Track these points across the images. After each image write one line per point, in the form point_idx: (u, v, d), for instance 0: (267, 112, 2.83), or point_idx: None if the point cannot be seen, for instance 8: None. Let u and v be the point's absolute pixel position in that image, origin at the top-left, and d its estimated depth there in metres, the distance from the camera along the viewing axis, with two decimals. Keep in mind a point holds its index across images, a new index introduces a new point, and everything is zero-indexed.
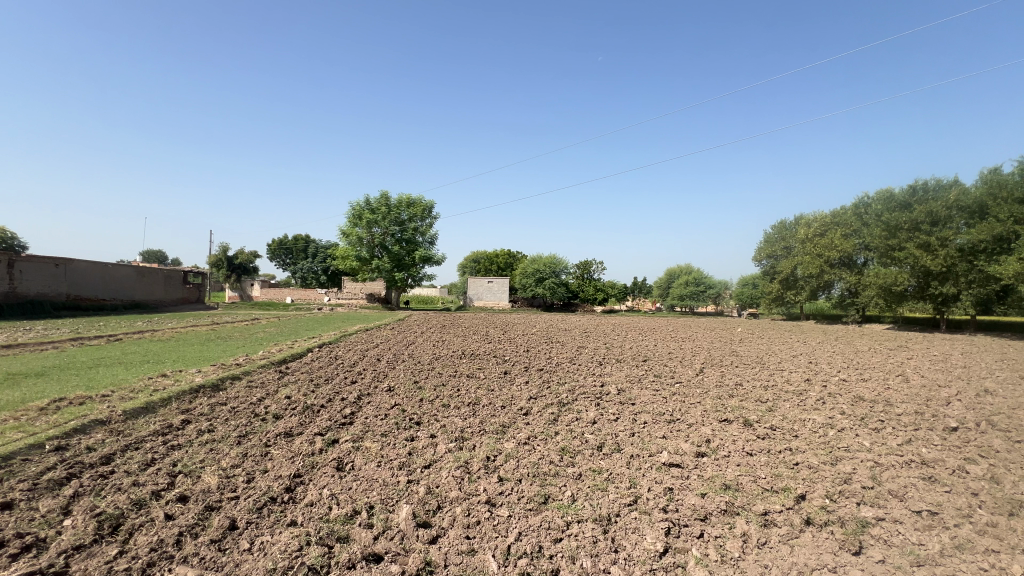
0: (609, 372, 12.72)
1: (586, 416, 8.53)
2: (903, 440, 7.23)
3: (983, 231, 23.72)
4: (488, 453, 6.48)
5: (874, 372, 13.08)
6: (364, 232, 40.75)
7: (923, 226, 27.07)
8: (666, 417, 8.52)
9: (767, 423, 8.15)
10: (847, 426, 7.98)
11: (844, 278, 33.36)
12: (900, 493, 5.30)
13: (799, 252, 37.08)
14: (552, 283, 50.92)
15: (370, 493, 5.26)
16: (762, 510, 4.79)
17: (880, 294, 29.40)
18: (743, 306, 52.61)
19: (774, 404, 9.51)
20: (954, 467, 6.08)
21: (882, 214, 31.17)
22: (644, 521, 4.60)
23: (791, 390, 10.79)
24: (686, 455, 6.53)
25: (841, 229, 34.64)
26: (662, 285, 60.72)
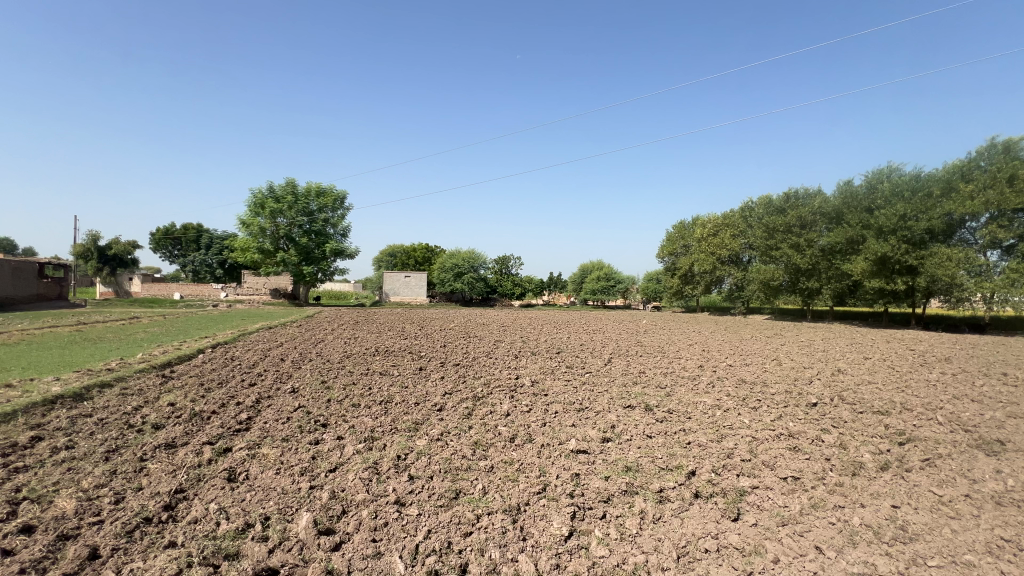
0: (524, 365, 13.00)
1: (499, 409, 8.64)
2: (776, 416, 8.22)
3: (840, 235, 27.66)
4: (399, 452, 6.30)
5: (754, 357, 14.78)
6: (267, 222, 37.58)
7: (794, 229, 31.02)
8: (575, 406, 8.92)
9: (665, 407, 8.86)
10: (732, 405, 8.91)
11: (733, 274, 37.27)
12: (772, 463, 6.01)
13: (696, 250, 40.59)
14: (471, 278, 50.81)
15: (266, 503, 4.86)
16: (657, 488, 5.18)
17: (761, 288, 33.31)
18: (648, 299, 56.58)
19: (671, 389, 10.36)
20: (812, 437, 7.05)
21: (762, 217, 35.19)
22: (552, 508, 4.74)
23: (686, 376, 11.82)
24: (592, 441, 6.87)
25: (730, 229, 38.50)
26: (576, 280, 63.20)
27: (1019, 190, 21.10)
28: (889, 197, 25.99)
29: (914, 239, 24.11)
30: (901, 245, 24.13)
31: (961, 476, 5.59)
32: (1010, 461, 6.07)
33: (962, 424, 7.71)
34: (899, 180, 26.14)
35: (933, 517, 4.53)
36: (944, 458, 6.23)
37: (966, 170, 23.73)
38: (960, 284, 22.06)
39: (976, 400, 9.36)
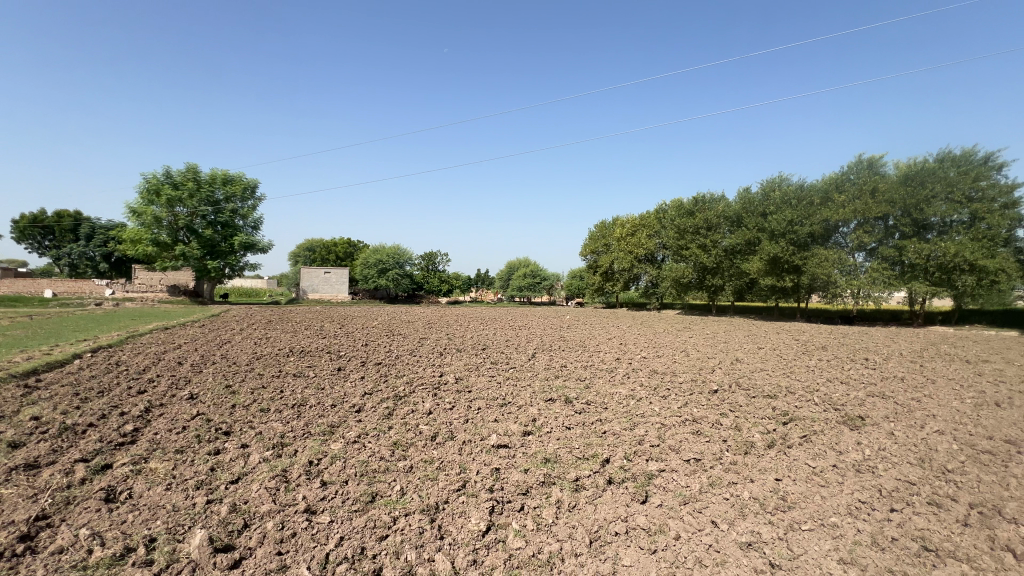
0: (448, 362, 12.88)
1: (422, 407, 8.48)
2: (683, 403, 8.87)
3: (740, 237, 30.48)
4: (311, 458, 5.95)
5: (666, 349, 15.85)
6: (163, 210, 33.73)
7: (701, 231, 33.64)
8: (499, 401, 9.00)
9: (583, 399, 9.22)
10: (644, 395, 9.48)
11: (648, 272, 39.66)
12: (678, 447, 6.46)
13: (615, 249, 42.60)
14: (395, 274, 49.22)
15: (152, 524, 4.36)
16: (574, 477, 5.36)
17: (673, 285, 35.78)
18: (572, 296, 58.53)
19: (591, 382, 10.81)
20: (713, 421, 7.69)
21: (674, 219, 37.76)
22: (471, 504, 4.74)
23: (605, 368, 12.40)
24: (513, 435, 6.96)
25: (646, 230, 40.84)
26: (503, 277, 63.67)
27: (878, 201, 24.60)
28: (780, 203, 29.06)
29: (799, 241, 27.12)
30: (789, 246, 27.10)
31: (831, 449, 6.39)
32: (869, 433, 7.05)
33: (833, 404, 8.82)
34: (788, 189, 29.32)
35: (807, 486, 5.13)
36: (818, 434, 7.08)
37: (839, 183, 27.16)
38: (834, 282, 25.25)
39: (844, 382, 10.75)
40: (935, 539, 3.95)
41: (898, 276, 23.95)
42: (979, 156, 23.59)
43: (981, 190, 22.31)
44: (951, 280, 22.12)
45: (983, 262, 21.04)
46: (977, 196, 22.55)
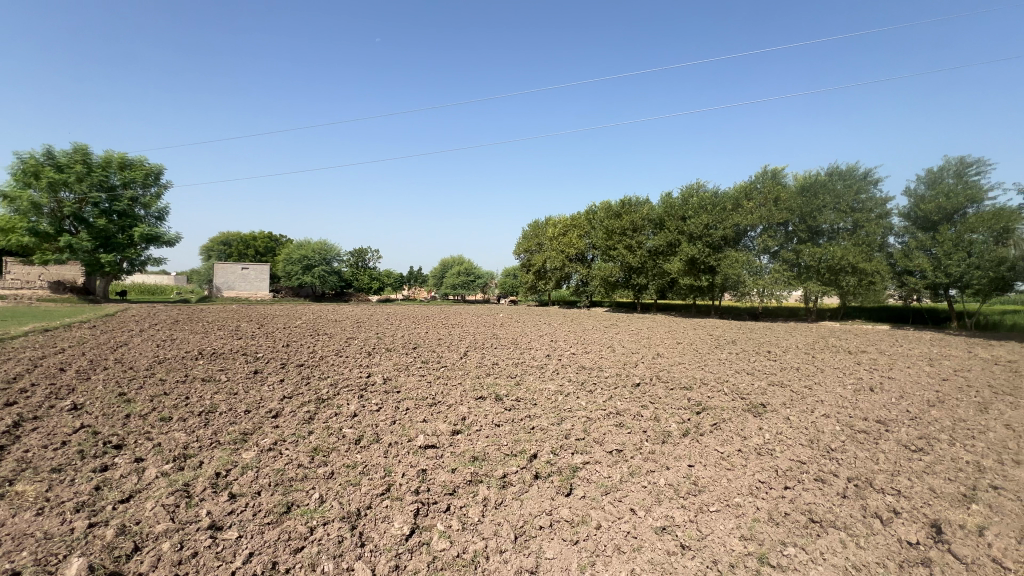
0: (376, 362, 12.45)
1: (346, 410, 8.11)
2: (607, 397, 9.24)
3: (662, 239, 32.36)
4: (219, 469, 5.47)
5: (594, 346, 16.43)
6: (43, 196, 29.46)
7: (628, 232, 35.26)
8: (428, 401, 8.83)
9: (513, 396, 9.30)
10: (572, 390, 9.76)
11: (579, 271, 40.92)
12: (601, 439, 6.72)
13: (548, 248, 43.41)
14: (322, 271, 46.52)
15: (15, 557, 3.77)
16: (501, 474, 5.39)
17: (601, 284, 37.20)
18: (506, 294, 58.98)
19: (521, 378, 10.95)
20: (634, 413, 8.08)
21: (603, 220, 39.23)
22: (395, 508, 4.60)
23: (535, 365, 12.61)
24: (442, 435, 6.86)
25: (577, 230, 42.00)
26: (437, 275, 62.70)
27: (780, 209, 27.20)
28: (697, 208, 31.19)
29: (713, 244, 29.57)
30: (705, 248, 29.57)
31: (737, 435, 6.95)
32: (769, 419, 7.76)
33: (740, 393, 9.62)
34: (705, 195, 31.53)
35: (716, 470, 5.55)
36: (727, 421, 7.68)
37: (748, 191, 29.67)
38: (743, 281, 27.60)
39: (750, 373, 11.77)
40: (820, 511, 4.42)
41: (796, 276, 26.65)
42: (861, 172, 26.84)
43: (862, 202, 25.49)
44: (838, 280, 24.99)
45: (863, 264, 23.97)
46: (859, 207, 25.66)
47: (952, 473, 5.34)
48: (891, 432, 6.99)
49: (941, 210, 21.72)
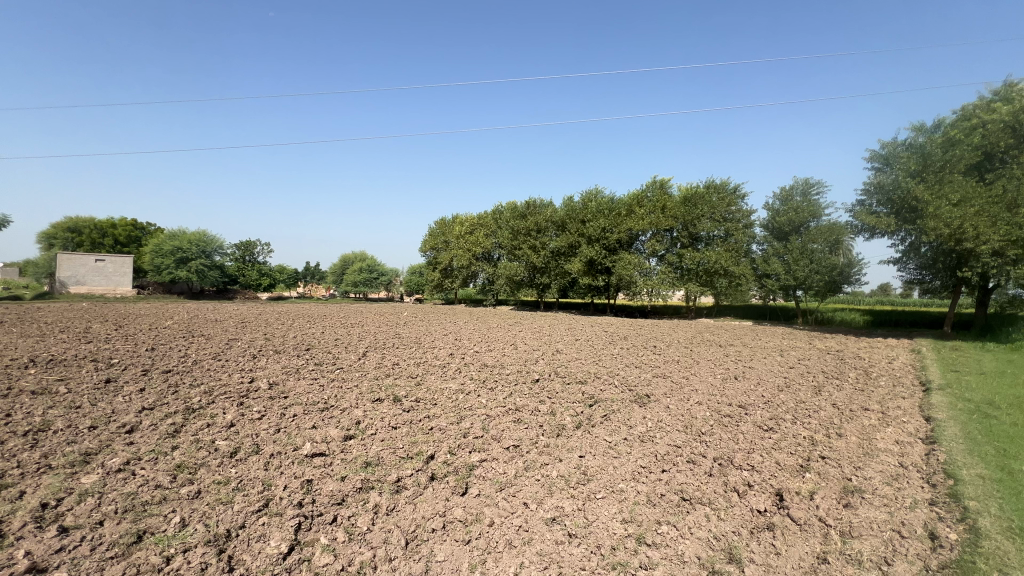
0: (262, 365, 11.35)
1: (222, 420, 7.27)
2: (507, 394, 9.39)
3: (565, 240, 33.84)
4: (47, 499, 4.57)
5: (498, 344, 16.62)
6: None
7: (532, 232, 36.31)
8: (319, 405, 8.25)
9: (413, 396, 9.06)
10: (473, 389, 9.77)
11: (486, 269, 41.17)
12: (499, 436, 6.80)
13: (454, 246, 43.08)
14: (201, 265, 41.12)
15: None
16: (395, 479, 5.20)
17: (507, 283, 37.81)
18: (411, 292, 57.48)
19: (422, 378, 10.70)
20: (532, 409, 8.30)
21: (508, 220, 39.89)
22: (273, 524, 4.21)
23: (438, 364, 12.41)
24: (333, 441, 6.45)
25: (483, 229, 42.20)
26: (336, 271, 59.14)
27: (666, 216, 29.93)
28: (595, 212, 33.07)
29: (609, 246, 31.66)
30: (602, 250, 31.63)
31: (623, 424, 7.48)
32: (652, 409, 8.46)
33: (628, 385, 10.35)
34: (602, 200, 33.53)
35: (604, 459, 5.90)
36: (616, 412, 8.22)
37: (640, 199, 32.16)
38: (635, 281, 29.88)
39: (638, 366, 12.75)
40: (689, 490, 4.90)
41: (678, 277, 29.49)
42: (732, 187, 30.42)
43: (732, 213, 28.93)
44: (713, 281, 28.14)
45: (732, 268, 27.29)
46: (730, 217, 29.10)
47: (793, 447, 6.25)
48: (750, 415, 7.98)
49: (791, 223, 25.42)
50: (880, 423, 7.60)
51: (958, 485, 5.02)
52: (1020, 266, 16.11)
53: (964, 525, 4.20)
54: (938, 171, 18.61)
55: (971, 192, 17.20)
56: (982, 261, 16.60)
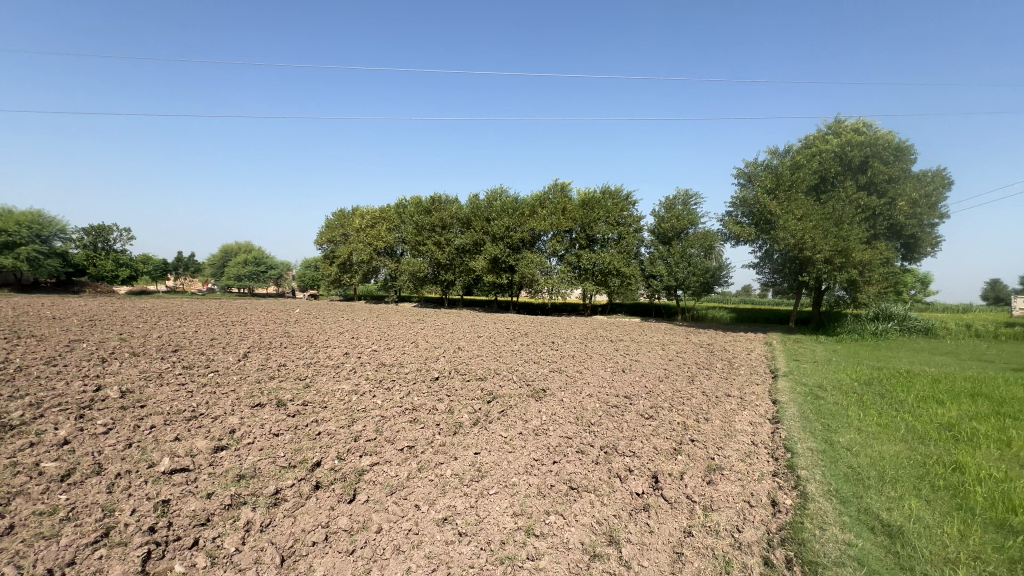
0: (113, 370, 9.71)
1: (52, 437, 6.05)
2: (404, 394, 9.10)
3: (469, 238, 33.87)
4: None
5: (397, 342, 16.07)
6: None
7: (437, 229, 35.77)
8: (185, 414, 7.25)
9: (300, 400, 8.38)
10: (368, 389, 9.31)
11: (387, 265, 39.60)
12: (393, 437, 6.55)
13: (354, 240, 40.87)
14: (33, 253, 33.99)
15: None
16: (273, 491, 4.75)
17: (410, 279, 36.78)
18: (304, 287, 53.37)
19: (311, 380, 9.95)
20: (429, 408, 8.14)
21: (412, 214, 38.78)
22: (114, 557, 3.59)
23: (330, 364, 11.64)
24: (200, 454, 5.71)
25: (385, 223, 40.41)
26: (215, 263, 52.85)
27: (566, 218, 31.37)
28: (500, 211, 33.55)
29: (513, 245, 32.34)
30: (506, 249, 32.23)
31: (519, 419, 7.65)
32: (547, 403, 8.76)
33: (526, 381, 10.63)
34: (507, 199, 34.05)
35: (499, 454, 5.97)
36: (513, 407, 8.38)
37: (542, 200, 33.27)
38: (537, 280, 30.91)
39: (536, 362, 13.16)
40: (577, 478, 5.14)
41: (576, 276, 31.02)
42: (625, 194, 32.60)
43: (624, 218, 30.52)
44: (607, 280, 30.03)
45: (623, 269, 29.08)
46: (623, 221, 30.72)
47: (668, 432, 6.87)
48: (634, 405, 8.63)
49: (674, 229, 27.97)
50: (738, 407, 8.69)
51: (794, 458, 5.89)
52: (842, 272, 19.43)
53: (796, 491, 4.93)
54: (787, 191, 21.73)
55: (810, 209, 20.39)
56: (817, 267, 19.74)
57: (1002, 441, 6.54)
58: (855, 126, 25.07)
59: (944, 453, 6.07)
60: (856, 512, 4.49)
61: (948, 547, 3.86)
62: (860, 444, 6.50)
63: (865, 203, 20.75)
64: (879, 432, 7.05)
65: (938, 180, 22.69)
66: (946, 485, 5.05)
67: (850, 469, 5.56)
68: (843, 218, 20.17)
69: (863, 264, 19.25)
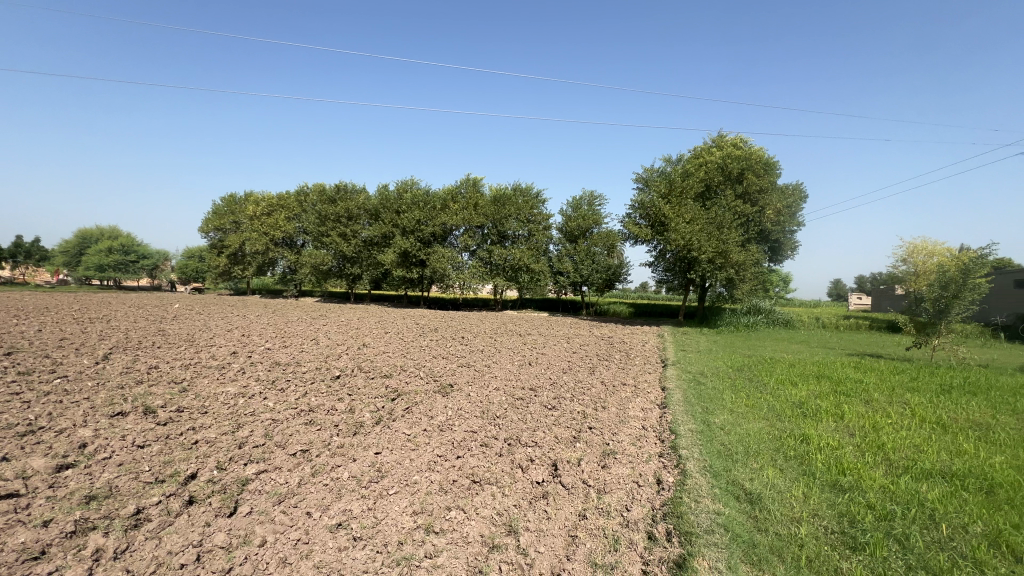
0: None
1: None
2: (300, 394, 8.48)
3: (377, 230, 32.58)
4: None
5: (295, 339, 14.94)
6: None
7: (342, 219, 33.83)
8: (18, 429, 6.05)
9: (174, 405, 7.43)
10: (258, 391, 8.52)
11: (286, 256, 36.65)
12: (285, 442, 6.07)
13: (247, 228, 37.13)
14: None
15: None
16: (133, 511, 4.15)
17: (312, 273, 34.38)
18: (185, 279, 47.41)
19: (189, 383, 8.86)
20: (327, 408, 7.67)
21: (314, 203, 36.21)
22: None
23: (214, 365, 10.47)
24: (36, 475, 4.80)
25: (284, 211, 37.22)
26: (68, 249, 44.85)
27: (478, 214, 31.42)
28: (411, 204, 32.66)
29: (424, 239, 31.80)
30: (417, 242, 31.53)
31: (424, 415, 7.50)
32: (454, 398, 8.70)
33: (434, 376, 10.46)
34: (418, 192, 33.18)
35: (401, 452, 5.80)
36: (418, 404, 8.19)
37: (454, 195, 32.90)
38: (448, 275, 30.69)
39: (445, 357, 13.01)
40: (480, 472, 5.17)
41: (488, 272, 31.20)
42: (535, 192, 33.33)
43: (535, 215, 31.21)
44: (517, 276, 30.48)
45: (533, 265, 29.74)
46: (533, 219, 31.38)
47: (569, 421, 7.18)
48: (538, 397, 8.89)
49: (580, 228, 29.23)
50: (631, 394, 9.35)
51: (677, 439, 6.47)
52: (722, 271, 21.74)
53: (678, 469, 5.42)
54: (679, 196, 23.79)
55: (697, 214, 22.57)
56: (702, 266, 21.91)
57: (837, 414, 7.78)
58: (734, 142, 28.19)
59: (794, 427, 7.06)
60: (725, 484, 5.04)
61: (794, 508, 4.49)
62: (731, 423, 7.33)
63: (741, 211, 23.41)
64: (746, 412, 8.02)
65: (797, 193, 26.29)
66: (796, 454, 5.88)
67: (722, 446, 6.25)
68: (723, 223, 22.61)
69: (739, 264, 21.69)
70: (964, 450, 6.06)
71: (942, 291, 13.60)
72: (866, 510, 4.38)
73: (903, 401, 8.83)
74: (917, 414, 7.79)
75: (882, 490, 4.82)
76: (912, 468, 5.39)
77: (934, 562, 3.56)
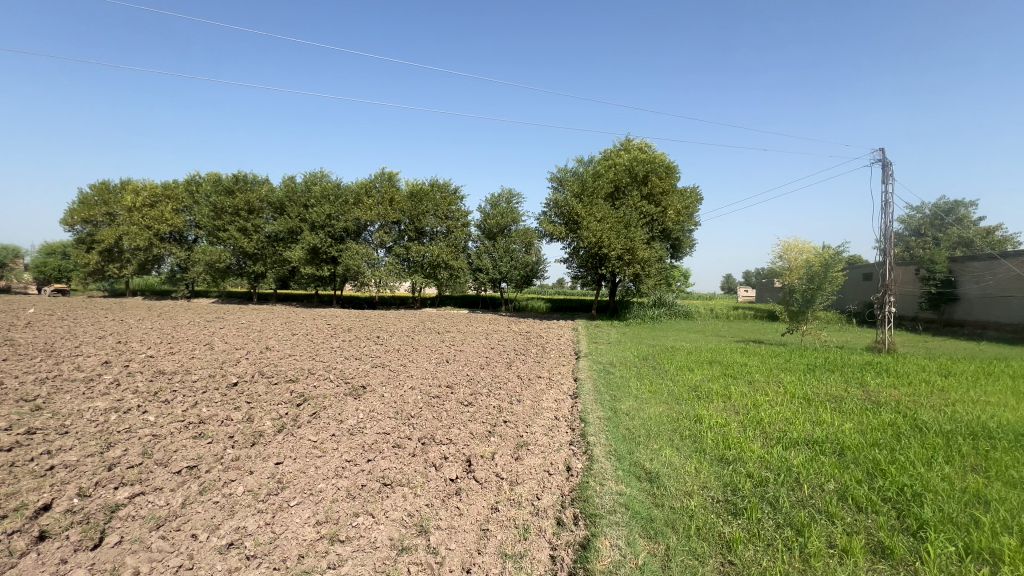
0: None
1: None
2: (187, 405, 7.62)
3: (282, 225, 30.50)
4: None
5: (184, 345, 13.43)
6: None
7: (242, 213, 30.98)
8: None
9: (22, 426, 6.30)
10: (134, 404, 7.51)
11: (173, 253, 32.71)
12: (167, 459, 5.41)
13: (125, 220, 32.54)
14: None
15: None
16: None
17: (207, 271, 31.08)
18: (44, 280, 40.38)
19: (44, 400, 7.55)
20: (221, 419, 6.97)
21: (208, 193, 32.65)
22: None
23: (80, 377, 9.07)
24: None
25: (171, 202, 33.14)
26: None
27: (394, 209, 30.48)
28: (319, 197, 30.83)
29: (335, 235, 30.25)
30: (327, 238, 29.94)
31: (333, 420, 7.11)
32: (366, 400, 8.35)
33: (344, 379, 9.96)
34: (328, 184, 31.41)
35: (305, 460, 5.44)
36: (326, 408, 7.76)
37: (369, 188, 31.52)
38: (363, 272, 29.45)
39: (357, 358, 12.45)
40: (391, 474, 5.00)
41: (405, 269, 30.25)
42: (453, 188, 32.80)
43: (453, 212, 30.56)
44: (435, 273, 29.88)
45: (451, 262, 29.29)
46: (451, 215, 30.69)
47: (484, 417, 7.20)
48: (455, 394, 8.84)
49: (498, 225, 29.43)
50: (545, 387, 9.64)
51: (586, 427, 6.78)
52: (630, 267, 23.10)
53: (586, 455, 5.68)
54: (590, 196, 24.86)
55: (607, 213, 23.80)
56: (611, 262, 23.18)
57: (725, 395, 8.65)
58: (639, 146, 30.09)
59: (690, 409, 7.73)
60: (628, 466, 5.37)
61: (687, 482, 4.91)
62: (635, 409, 7.84)
63: (646, 211, 25.02)
64: (650, 398, 8.63)
65: (694, 195, 28.64)
66: (690, 433, 6.45)
67: (626, 430, 6.65)
68: (630, 222, 24.07)
69: (644, 260, 23.17)
70: (823, 419, 7.04)
71: (809, 283, 15.63)
72: (746, 479, 4.90)
73: (778, 380, 10.06)
74: (790, 391, 8.90)
75: (759, 460, 5.43)
76: (782, 438, 6.13)
77: (797, 518, 4.07)
